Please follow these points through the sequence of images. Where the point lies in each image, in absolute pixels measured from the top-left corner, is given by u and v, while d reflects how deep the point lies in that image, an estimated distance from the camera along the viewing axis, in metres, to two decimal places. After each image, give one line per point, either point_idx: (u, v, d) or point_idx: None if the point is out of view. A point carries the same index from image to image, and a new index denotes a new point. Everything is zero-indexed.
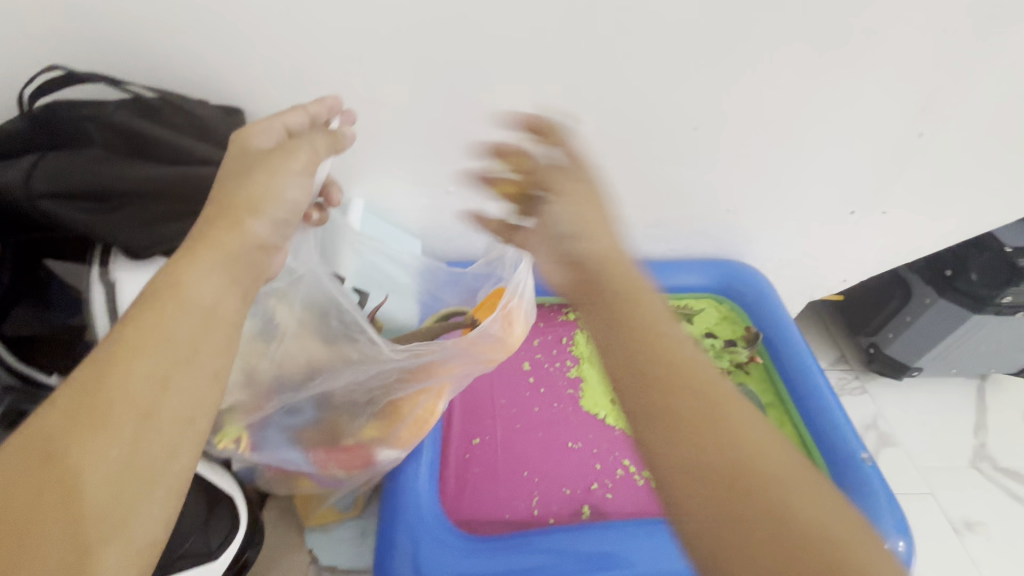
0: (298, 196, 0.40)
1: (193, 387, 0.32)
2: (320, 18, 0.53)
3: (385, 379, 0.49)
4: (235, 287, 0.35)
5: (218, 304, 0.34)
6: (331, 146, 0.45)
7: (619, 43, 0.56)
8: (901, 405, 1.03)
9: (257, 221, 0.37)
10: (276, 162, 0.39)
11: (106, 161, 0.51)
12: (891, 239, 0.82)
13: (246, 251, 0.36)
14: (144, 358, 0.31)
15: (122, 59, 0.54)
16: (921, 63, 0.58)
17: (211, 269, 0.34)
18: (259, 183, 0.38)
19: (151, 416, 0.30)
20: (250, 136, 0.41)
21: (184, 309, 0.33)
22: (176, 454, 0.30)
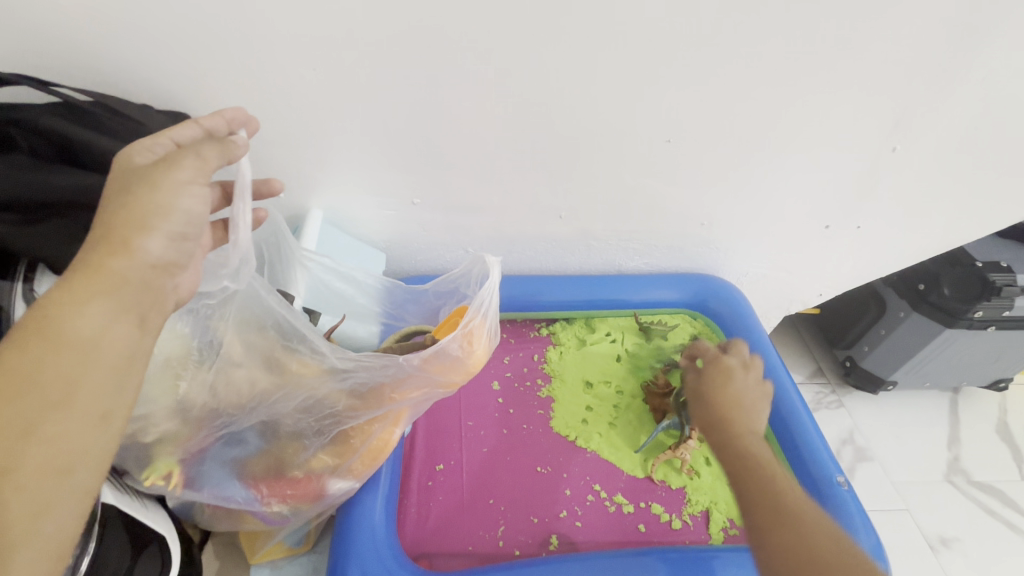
0: (198, 207, 0.35)
1: (69, 435, 0.30)
2: (270, 20, 0.49)
3: (335, 407, 0.46)
4: (124, 316, 0.32)
5: (103, 338, 0.31)
6: (231, 154, 0.38)
7: (589, 52, 0.54)
8: (878, 418, 1.03)
9: (147, 239, 0.33)
10: (160, 173, 0.34)
11: (32, 170, 0.47)
12: (866, 254, 0.81)
13: (136, 278, 0.33)
14: (6, 404, 0.29)
15: (51, 60, 0.50)
16: (894, 78, 0.58)
17: (88, 301, 0.31)
18: (142, 198, 0.33)
19: (13, 469, 0.28)
20: (132, 154, 0.38)
21: (59, 347, 0.30)
22: (47, 510, 0.29)
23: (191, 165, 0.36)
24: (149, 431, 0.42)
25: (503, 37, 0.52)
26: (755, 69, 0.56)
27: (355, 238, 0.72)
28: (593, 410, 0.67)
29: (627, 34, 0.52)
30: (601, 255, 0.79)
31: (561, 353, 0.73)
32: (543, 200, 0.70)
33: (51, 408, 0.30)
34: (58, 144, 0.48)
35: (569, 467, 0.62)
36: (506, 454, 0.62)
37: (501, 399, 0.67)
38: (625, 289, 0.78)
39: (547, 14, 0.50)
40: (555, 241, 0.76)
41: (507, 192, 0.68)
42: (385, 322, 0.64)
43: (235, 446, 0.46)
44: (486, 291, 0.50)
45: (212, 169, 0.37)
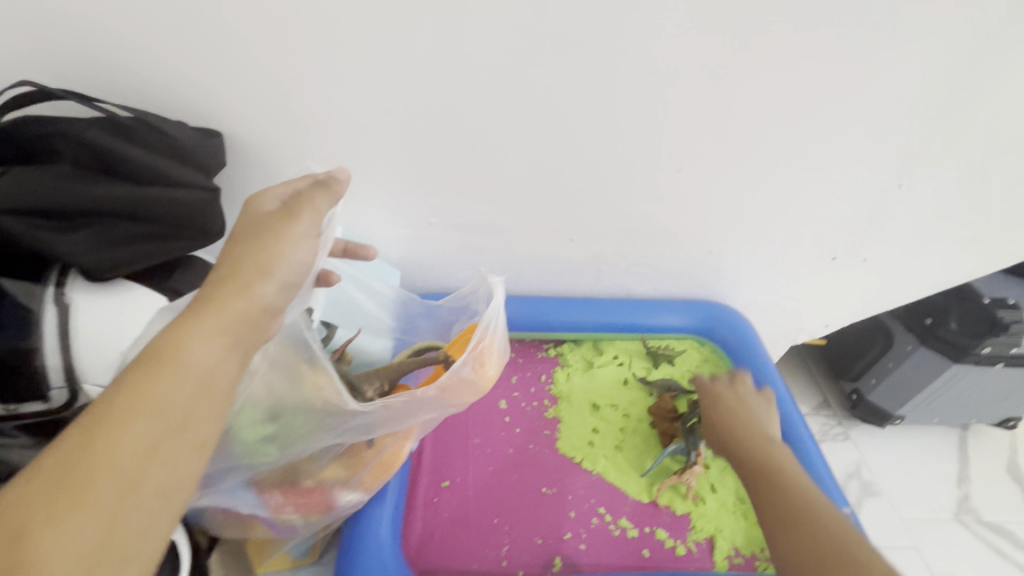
0: (308, 259, 0.40)
1: (181, 460, 0.31)
2: (304, 45, 0.52)
3: (354, 429, 0.47)
4: (236, 351, 0.35)
5: (218, 371, 0.34)
6: (334, 199, 0.43)
7: (608, 83, 0.56)
8: (885, 452, 1.02)
9: (267, 283, 0.37)
10: (286, 227, 0.39)
11: (73, 179, 0.50)
12: (873, 287, 0.82)
13: (248, 316, 0.36)
14: (133, 427, 0.30)
15: (97, 75, 0.53)
16: (899, 117, 0.60)
17: (211, 335, 0.34)
18: (268, 247, 0.38)
19: (134, 489, 0.29)
20: (259, 200, 0.41)
21: (181, 377, 0.32)
22: (150, 535, 0.29)
23: (311, 222, 0.41)
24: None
25: (526, 70, 0.55)
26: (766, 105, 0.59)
27: (370, 254, 0.74)
28: (599, 433, 0.68)
29: (645, 69, 0.55)
30: (611, 279, 0.80)
31: (569, 374, 0.74)
32: (555, 224, 0.72)
33: (171, 432, 0.31)
34: (101, 155, 0.51)
35: (574, 488, 0.62)
36: (512, 473, 0.63)
37: (507, 418, 0.68)
38: (634, 314, 0.79)
39: (569, 46, 0.53)
40: (566, 264, 0.78)
41: (521, 215, 0.70)
42: (398, 337, 0.66)
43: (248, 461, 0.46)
44: (495, 308, 0.52)
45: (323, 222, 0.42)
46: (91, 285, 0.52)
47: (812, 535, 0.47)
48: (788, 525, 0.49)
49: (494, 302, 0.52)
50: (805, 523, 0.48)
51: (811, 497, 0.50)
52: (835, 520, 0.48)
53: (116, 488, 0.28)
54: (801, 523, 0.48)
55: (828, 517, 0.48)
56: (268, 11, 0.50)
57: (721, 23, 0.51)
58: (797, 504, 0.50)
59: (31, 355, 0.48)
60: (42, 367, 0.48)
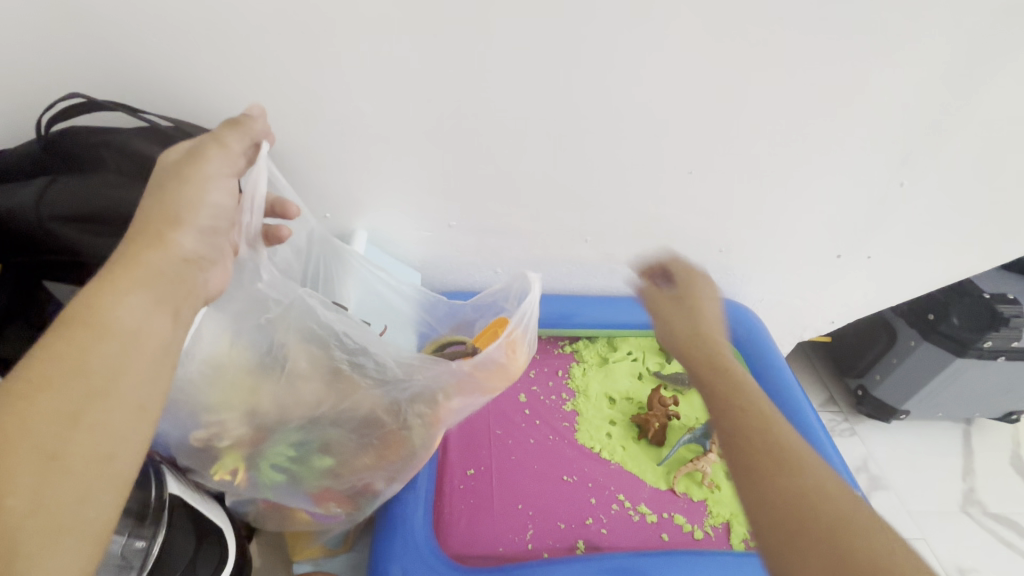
0: (222, 200, 0.40)
1: (109, 420, 0.31)
2: (335, 58, 0.55)
3: (394, 409, 0.50)
4: (163, 308, 0.35)
5: (142, 329, 0.34)
6: (249, 134, 0.43)
7: (621, 90, 0.59)
8: (891, 447, 1.04)
9: (181, 233, 0.37)
10: (191, 169, 0.39)
11: (116, 185, 0.52)
12: (877, 284, 0.85)
13: (169, 270, 0.36)
14: (52, 394, 0.30)
15: (139, 89, 0.56)
16: (899, 117, 0.63)
17: (130, 294, 0.34)
18: (174, 192, 0.38)
19: (62, 451, 0.29)
20: (168, 149, 0.41)
21: (101, 339, 0.32)
22: (90, 492, 0.30)
23: (218, 161, 0.40)
24: (223, 436, 0.47)
25: (545, 76, 0.58)
26: (772, 106, 0.61)
27: (391, 257, 0.77)
28: (616, 424, 0.71)
29: (657, 76, 0.58)
30: (623, 278, 0.82)
31: (585, 370, 0.77)
32: (569, 225, 0.74)
33: (93, 395, 0.31)
34: (145, 165, 0.53)
35: (594, 476, 0.65)
36: (534, 462, 0.66)
37: (527, 410, 0.71)
38: (647, 311, 0.82)
39: (585, 54, 0.56)
40: (580, 264, 0.80)
41: (537, 217, 0.73)
42: (422, 331, 0.69)
43: (290, 450, 0.49)
44: (529, 305, 0.54)
45: (236, 158, 0.42)
46: None
47: (809, 510, 0.35)
48: (800, 525, 0.35)
49: (529, 298, 0.54)
50: (827, 508, 0.35)
51: (810, 466, 0.37)
52: (826, 482, 0.37)
53: (38, 453, 0.29)
54: (841, 530, 0.34)
55: (814, 478, 0.37)
56: (301, 27, 0.53)
57: (729, 28, 0.54)
58: (814, 476, 0.37)
59: None
60: None
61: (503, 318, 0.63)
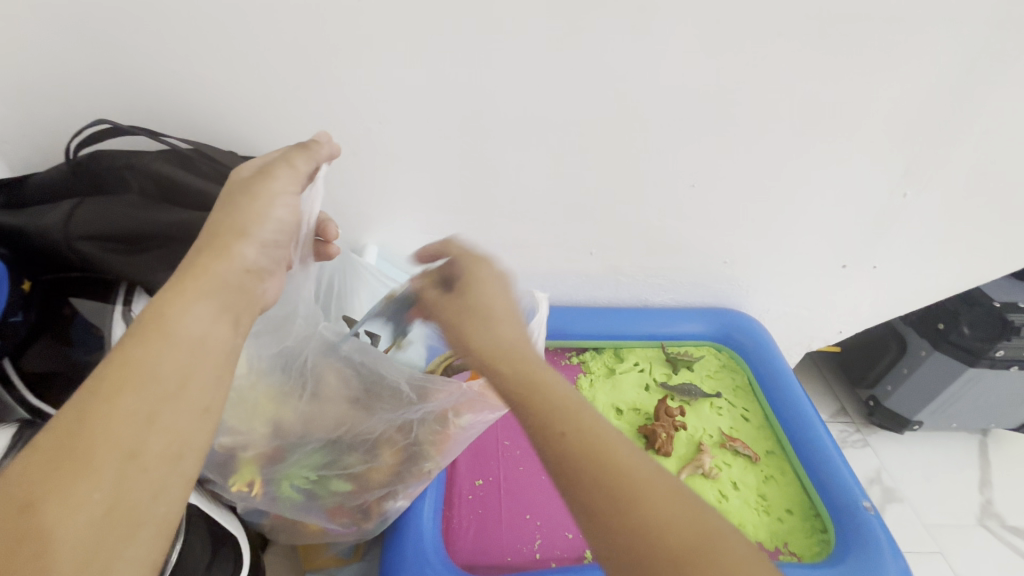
0: (286, 216, 0.42)
1: (180, 422, 0.32)
2: (348, 81, 0.58)
3: (410, 425, 0.51)
4: (224, 316, 0.36)
5: (208, 337, 0.34)
6: (315, 160, 0.45)
7: (622, 105, 0.61)
8: (904, 458, 1.03)
9: (245, 245, 0.38)
10: (260, 185, 0.41)
11: (141, 206, 0.55)
12: (884, 293, 0.85)
13: (231, 281, 0.37)
14: (130, 396, 0.31)
15: (161, 113, 0.58)
16: (898, 128, 0.64)
17: (196, 303, 0.34)
18: (243, 206, 0.39)
19: (139, 450, 0.30)
20: (238, 169, 0.44)
21: (170, 345, 0.33)
22: (164, 489, 0.31)
23: (284, 179, 0.42)
24: (247, 448, 0.48)
25: (549, 94, 0.60)
26: (771, 120, 0.63)
27: (401, 271, 0.79)
28: (624, 435, 0.72)
29: (657, 90, 0.60)
30: (629, 290, 0.83)
31: (592, 381, 0.78)
32: (575, 238, 0.76)
33: (165, 398, 0.32)
34: (168, 186, 0.56)
35: None
36: (542, 473, 0.67)
37: None
38: (652, 322, 0.83)
39: (586, 72, 0.58)
40: (586, 276, 0.81)
41: (543, 231, 0.74)
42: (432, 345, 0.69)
43: (309, 468, 0.50)
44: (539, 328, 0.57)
45: (301, 178, 0.44)
46: None
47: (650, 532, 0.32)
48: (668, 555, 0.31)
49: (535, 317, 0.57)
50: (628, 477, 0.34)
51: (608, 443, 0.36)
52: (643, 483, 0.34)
53: (117, 452, 0.29)
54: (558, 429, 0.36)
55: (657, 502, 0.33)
56: (316, 53, 0.55)
57: (727, 44, 0.56)
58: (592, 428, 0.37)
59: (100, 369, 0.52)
60: None
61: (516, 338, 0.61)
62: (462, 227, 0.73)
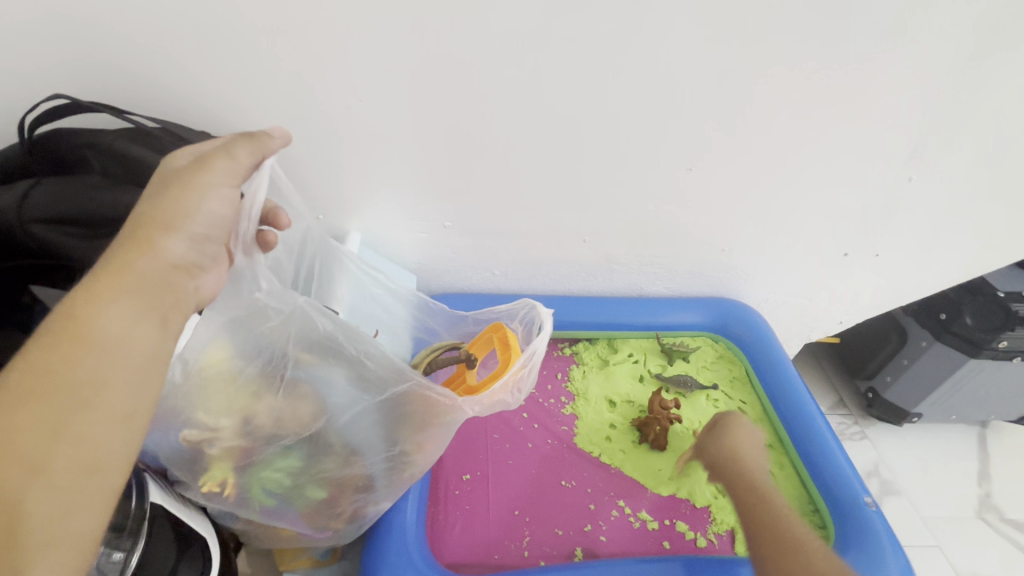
0: (222, 209, 0.37)
1: (98, 428, 0.31)
2: (323, 55, 0.54)
3: (392, 419, 0.48)
4: (148, 316, 0.34)
5: (127, 339, 0.33)
6: (261, 151, 0.40)
7: (616, 84, 0.58)
8: (903, 450, 1.01)
9: (171, 239, 0.35)
10: (191, 175, 0.36)
11: (102, 187, 0.51)
12: (886, 282, 0.82)
13: (158, 279, 0.35)
14: (41, 400, 0.30)
15: (124, 89, 0.55)
16: (905, 110, 0.61)
17: (115, 303, 0.33)
18: (167, 201, 0.35)
19: (46, 461, 0.29)
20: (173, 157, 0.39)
21: (84, 346, 0.32)
22: (79, 498, 0.30)
23: (223, 169, 0.38)
24: (215, 443, 0.45)
25: (541, 69, 0.56)
26: (773, 100, 0.59)
27: (386, 259, 0.76)
28: (617, 428, 0.70)
29: (653, 67, 0.56)
30: (623, 279, 0.81)
31: (585, 372, 0.76)
32: (567, 225, 0.72)
33: (78, 405, 0.31)
34: (130, 166, 0.52)
35: (593, 482, 0.64)
36: (532, 467, 0.65)
37: (525, 415, 0.70)
38: (648, 312, 0.80)
39: (579, 47, 0.54)
40: (579, 265, 0.79)
41: (534, 217, 0.71)
42: (418, 335, 0.67)
43: (283, 469, 0.47)
44: (538, 341, 0.53)
45: (243, 169, 0.39)
46: None
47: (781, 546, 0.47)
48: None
49: (536, 339, 0.53)
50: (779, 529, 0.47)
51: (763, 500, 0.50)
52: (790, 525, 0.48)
53: (24, 458, 0.29)
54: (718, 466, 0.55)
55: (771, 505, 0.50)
56: (287, 24, 0.52)
57: (730, 18, 0.53)
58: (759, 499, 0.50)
59: None
60: None
61: (512, 351, 0.55)
62: (449, 213, 0.70)
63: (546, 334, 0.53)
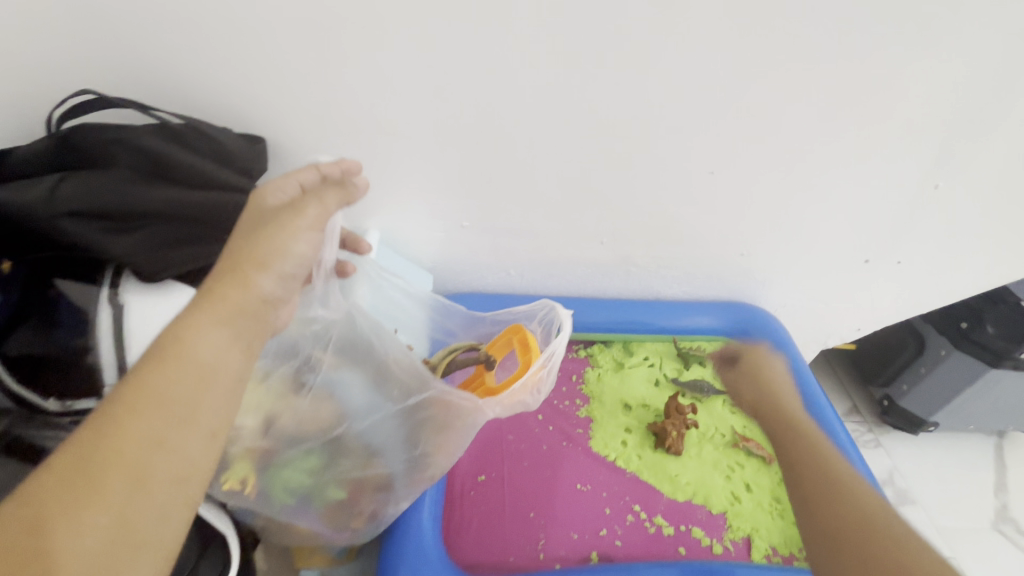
0: (308, 252, 0.39)
1: (190, 452, 0.30)
2: (348, 52, 0.54)
3: (412, 423, 0.48)
4: (239, 343, 0.33)
5: (220, 365, 0.32)
6: (346, 199, 0.44)
7: (641, 85, 0.57)
8: (917, 459, 1.00)
9: (264, 276, 0.35)
10: (285, 219, 0.38)
11: (128, 183, 0.51)
12: (906, 290, 0.81)
13: (250, 309, 0.34)
14: (144, 418, 0.29)
15: (149, 84, 0.55)
16: (935, 114, 0.60)
17: (213, 327, 0.32)
18: (266, 240, 0.36)
19: (144, 483, 0.28)
20: (264, 193, 0.40)
21: (184, 368, 0.30)
22: (166, 527, 0.29)
23: (311, 216, 0.40)
24: (237, 442, 0.45)
25: (567, 70, 0.55)
26: (799, 103, 0.59)
27: (403, 257, 0.76)
28: (632, 432, 0.69)
29: (679, 69, 0.56)
30: (640, 281, 0.80)
31: (600, 376, 0.75)
32: (586, 226, 0.72)
33: (175, 427, 0.29)
34: (156, 162, 0.52)
35: (609, 485, 0.64)
36: (547, 469, 0.64)
37: (541, 416, 0.70)
38: (664, 316, 0.80)
39: (606, 47, 0.54)
40: (596, 267, 0.78)
41: (554, 218, 0.71)
42: (436, 336, 0.67)
43: (303, 469, 0.48)
44: (558, 341, 0.53)
45: (327, 217, 0.42)
46: (142, 285, 0.53)
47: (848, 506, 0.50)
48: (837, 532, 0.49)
49: (556, 340, 0.52)
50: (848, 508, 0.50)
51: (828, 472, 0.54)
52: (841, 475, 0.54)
53: (125, 481, 0.28)
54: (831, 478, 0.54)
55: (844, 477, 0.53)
56: (314, 21, 0.51)
57: (761, 19, 0.52)
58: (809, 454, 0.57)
59: (87, 356, 0.50)
60: (96, 366, 0.50)
61: (533, 352, 0.55)
62: (468, 213, 0.70)
63: (566, 336, 0.52)
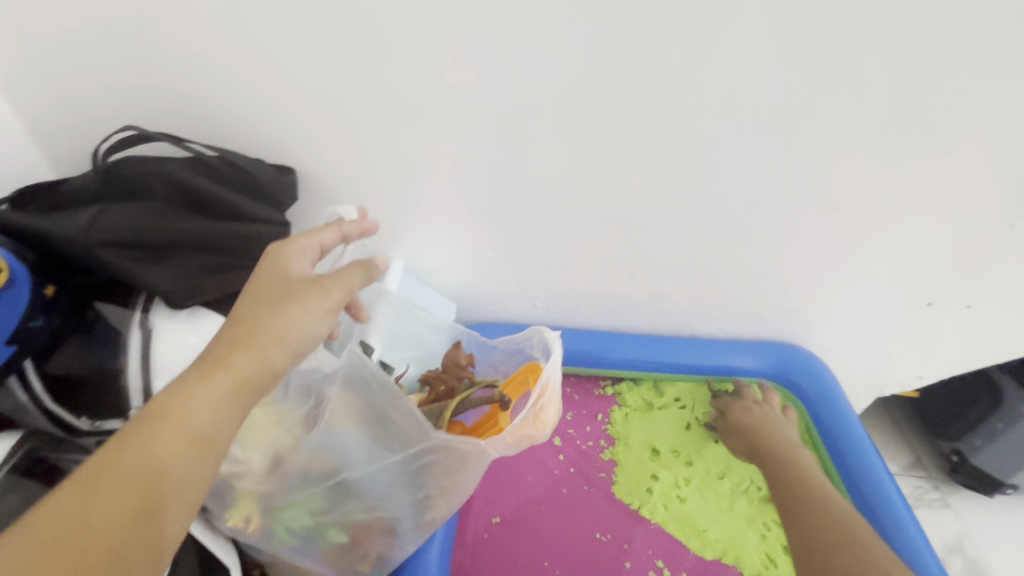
0: (323, 327, 0.40)
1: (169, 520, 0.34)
2: (373, 87, 0.54)
3: (417, 466, 0.47)
4: (238, 416, 0.37)
5: (215, 435, 0.36)
6: (370, 279, 0.43)
7: (671, 115, 0.54)
8: (993, 525, 0.89)
9: (277, 351, 0.38)
10: (305, 295, 0.39)
11: (166, 214, 0.54)
12: (981, 339, 0.72)
13: (255, 383, 0.37)
14: (136, 486, 0.33)
15: (188, 118, 0.58)
16: (1013, 145, 0.53)
17: (214, 401, 0.35)
18: (282, 316, 0.38)
19: (122, 549, 0.32)
20: (289, 256, 0.42)
21: (180, 440, 0.34)
22: None
23: (332, 292, 0.40)
24: (243, 479, 0.46)
25: (593, 101, 0.54)
26: (849, 132, 0.54)
27: (427, 285, 0.75)
28: (659, 480, 0.65)
29: (713, 100, 0.53)
30: (673, 317, 0.76)
31: (627, 415, 0.72)
32: (614, 258, 0.69)
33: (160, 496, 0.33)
34: (193, 196, 0.55)
35: (629, 537, 0.60)
36: (564, 516, 0.62)
37: (561, 456, 0.67)
38: (699, 354, 0.75)
39: (634, 78, 0.52)
40: (624, 300, 0.75)
41: (581, 250, 0.69)
42: None
43: (306, 509, 0.47)
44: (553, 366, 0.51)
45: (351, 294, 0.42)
46: (173, 311, 0.55)
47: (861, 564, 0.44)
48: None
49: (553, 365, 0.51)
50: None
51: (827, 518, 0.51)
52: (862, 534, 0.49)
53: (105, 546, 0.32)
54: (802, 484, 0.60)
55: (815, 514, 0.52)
56: (341, 58, 0.52)
57: (803, 46, 0.48)
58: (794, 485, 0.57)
59: (116, 376, 0.51)
60: (124, 387, 0.51)
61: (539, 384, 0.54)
62: (493, 244, 0.69)
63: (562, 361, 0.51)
